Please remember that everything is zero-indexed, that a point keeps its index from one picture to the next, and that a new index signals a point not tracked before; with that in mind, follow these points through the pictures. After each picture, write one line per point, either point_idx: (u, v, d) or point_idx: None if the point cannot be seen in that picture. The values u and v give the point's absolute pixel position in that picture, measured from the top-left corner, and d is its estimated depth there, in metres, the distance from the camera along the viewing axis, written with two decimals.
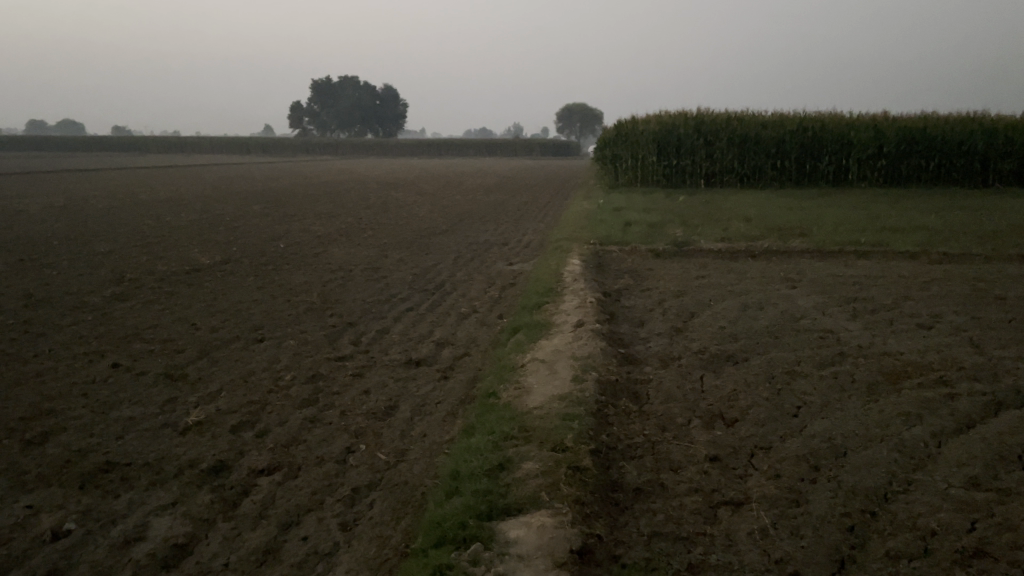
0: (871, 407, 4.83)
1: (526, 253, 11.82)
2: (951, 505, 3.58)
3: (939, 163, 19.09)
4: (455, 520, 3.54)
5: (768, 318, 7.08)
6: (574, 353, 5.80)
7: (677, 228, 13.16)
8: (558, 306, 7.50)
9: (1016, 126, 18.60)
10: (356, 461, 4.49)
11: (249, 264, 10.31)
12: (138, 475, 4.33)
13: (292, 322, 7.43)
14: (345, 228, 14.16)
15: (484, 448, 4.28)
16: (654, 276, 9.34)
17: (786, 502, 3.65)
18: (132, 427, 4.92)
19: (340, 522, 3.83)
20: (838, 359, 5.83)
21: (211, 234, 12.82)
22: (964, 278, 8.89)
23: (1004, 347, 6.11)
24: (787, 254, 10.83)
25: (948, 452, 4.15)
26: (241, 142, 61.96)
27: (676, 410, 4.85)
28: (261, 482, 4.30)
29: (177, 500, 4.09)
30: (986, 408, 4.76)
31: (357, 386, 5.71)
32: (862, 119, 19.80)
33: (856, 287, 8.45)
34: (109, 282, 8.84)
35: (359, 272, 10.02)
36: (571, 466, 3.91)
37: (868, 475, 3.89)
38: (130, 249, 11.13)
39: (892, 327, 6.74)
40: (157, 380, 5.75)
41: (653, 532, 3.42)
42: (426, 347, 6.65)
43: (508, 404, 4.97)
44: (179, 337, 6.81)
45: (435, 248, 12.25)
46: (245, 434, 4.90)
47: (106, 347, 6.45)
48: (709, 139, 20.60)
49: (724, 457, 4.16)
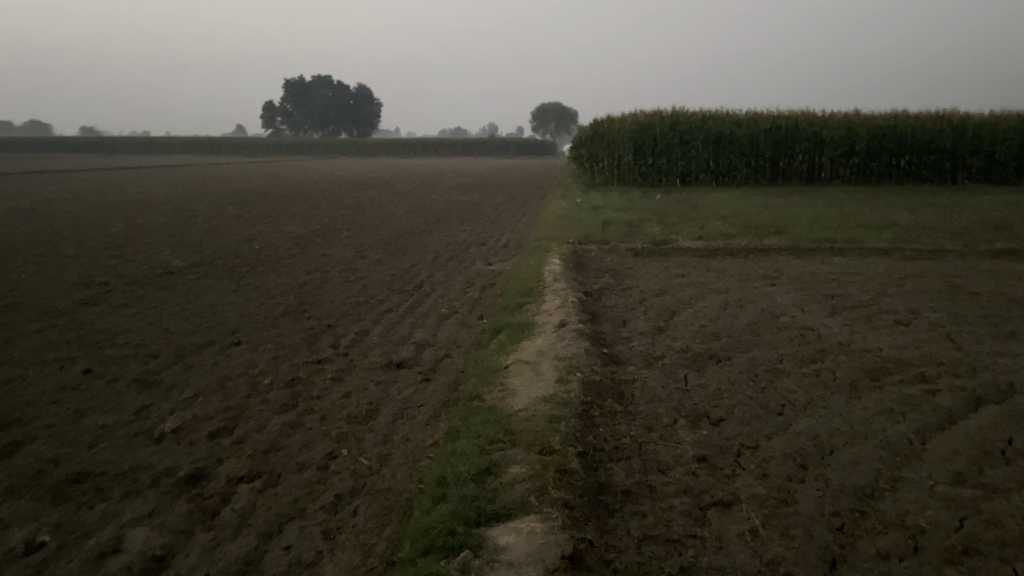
0: (855, 404, 4.83)
1: (504, 253, 11.79)
2: (937, 502, 3.58)
3: (911, 160, 19.29)
4: (442, 527, 3.48)
5: (748, 316, 7.09)
6: (556, 353, 5.76)
7: (655, 227, 13.18)
8: (539, 306, 7.46)
9: (986, 123, 18.81)
10: (338, 467, 4.41)
11: (224, 266, 10.17)
12: (113, 485, 4.21)
13: (269, 325, 7.32)
14: (321, 229, 14.03)
15: (470, 452, 4.22)
16: (634, 275, 9.34)
17: (776, 502, 3.63)
18: (106, 436, 4.79)
19: (323, 530, 3.75)
20: (820, 356, 5.84)
21: (184, 237, 12.64)
22: (939, 274, 8.98)
23: (982, 342, 6.16)
24: (764, 251, 10.89)
25: (933, 449, 4.16)
26: (213, 142, 61.30)
27: (662, 411, 4.82)
28: (241, 490, 4.21)
29: (154, 511, 3.98)
30: (968, 404, 4.78)
31: (337, 390, 5.62)
32: (834, 118, 19.97)
33: (834, 284, 8.49)
34: (79, 287, 8.66)
35: (335, 273, 9.92)
36: (559, 469, 3.86)
37: (855, 473, 3.89)
38: (101, 252, 10.94)
39: (872, 323, 6.77)
40: (131, 387, 5.62)
41: (643, 536, 3.39)
42: (406, 349, 6.58)
43: (491, 406, 4.92)
44: (153, 343, 6.67)
45: (413, 248, 12.16)
46: (222, 441, 4.79)
47: (78, 353, 6.30)
48: (684, 137, 20.68)
49: (711, 457, 4.14)
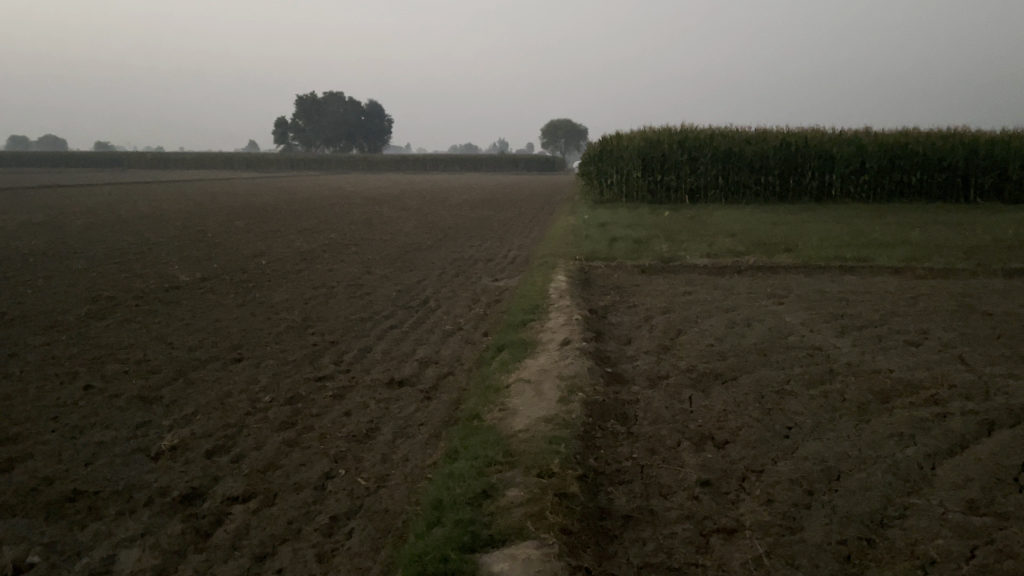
0: (863, 428, 4.72)
1: (510, 269, 11.73)
2: (948, 531, 3.47)
3: (922, 178, 19.17)
4: (436, 553, 3.39)
5: (756, 335, 6.98)
6: (560, 372, 5.69)
7: (663, 244, 13.07)
8: (543, 324, 7.38)
9: (997, 142, 18.70)
10: (334, 487, 4.34)
11: (230, 280, 10.16)
12: (106, 504, 4.14)
13: (272, 341, 7.27)
14: (328, 244, 14.01)
15: (467, 474, 4.13)
16: (640, 292, 9.26)
17: (780, 529, 3.53)
18: (103, 453, 4.73)
19: (317, 553, 3.67)
20: (828, 377, 5.73)
21: (191, 251, 12.66)
22: (950, 293, 8.87)
23: (994, 364, 6.05)
24: (773, 269, 10.79)
25: (944, 474, 4.05)
26: (223, 158, 61.72)
27: (665, 432, 4.72)
28: (236, 510, 4.14)
29: (146, 531, 3.91)
30: (979, 428, 4.67)
31: (338, 408, 5.55)
32: (844, 136, 19.93)
33: (844, 303, 8.39)
34: (85, 301, 8.64)
35: (341, 289, 9.88)
36: (558, 493, 3.78)
37: (863, 500, 3.79)
38: (109, 266, 10.97)
39: (882, 344, 6.66)
40: (131, 402, 5.57)
41: (643, 564, 3.29)
42: (409, 367, 6.50)
43: (492, 427, 4.84)
44: (155, 358, 6.63)
45: (420, 264, 12.12)
46: (219, 459, 4.73)
47: (79, 368, 6.27)
48: (693, 154, 20.64)
49: (715, 481, 4.05)
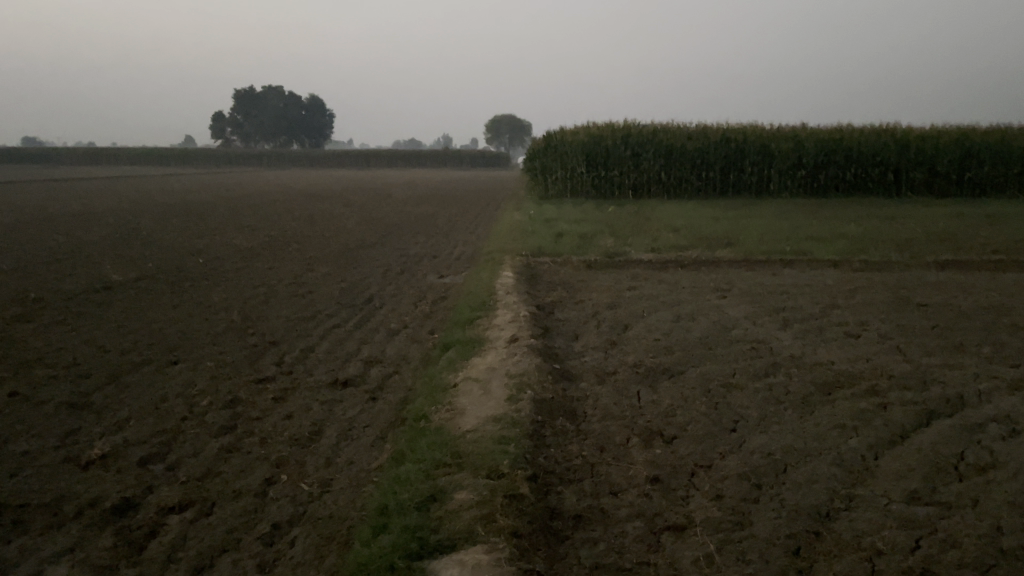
0: (808, 420, 4.77)
1: (457, 266, 11.62)
2: (893, 522, 3.51)
3: (857, 173, 19.69)
4: (381, 561, 3.29)
5: (701, 329, 7.02)
6: (507, 369, 5.62)
7: (607, 239, 13.13)
8: (490, 321, 7.31)
9: (928, 138, 19.31)
10: (276, 494, 4.20)
11: (165, 280, 9.84)
12: (32, 518, 3.92)
13: (210, 343, 7.02)
14: (269, 242, 13.68)
15: (414, 478, 4.03)
16: (587, 288, 9.27)
17: (729, 525, 3.52)
18: (28, 463, 4.49)
19: (257, 563, 3.54)
20: (772, 370, 5.79)
21: (124, 250, 12.20)
22: (886, 285, 9.10)
23: (930, 354, 6.20)
24: (715, 262, 10.94)
25: (887, 465, 4.11)
26: (158, 154, 59.94)
27: (613, 429, 4.69)
28: (172, 520, 3.97)
29: (75, 545, 3.71)
30: (919, 419, 4.75)
31: (279, 411, 5.38)
32: (782, 131, 20.36)
33: (786, 296, 8.53)
34: (11, 304, 8.23)
35: (283, 288, 9.63)
36: (507, 495, 3.71)
37: (809, 492, 3.82)
38: (36, 266, 10.50)
39: (823, 335, 6.78)
40: (59, 409, 5.31)
41: (595, 565, 3.25)
42: (353, 367, 6.35)
43: (439, 428, 4.74)
44: (85, 361, 6.34)
45: (364, 262, 11.91)
46: (152, 468, 4.52)
47: (4, 373, 5.96)
48: (636, 149, 20.79)
49: (665, 477, 4.03)
